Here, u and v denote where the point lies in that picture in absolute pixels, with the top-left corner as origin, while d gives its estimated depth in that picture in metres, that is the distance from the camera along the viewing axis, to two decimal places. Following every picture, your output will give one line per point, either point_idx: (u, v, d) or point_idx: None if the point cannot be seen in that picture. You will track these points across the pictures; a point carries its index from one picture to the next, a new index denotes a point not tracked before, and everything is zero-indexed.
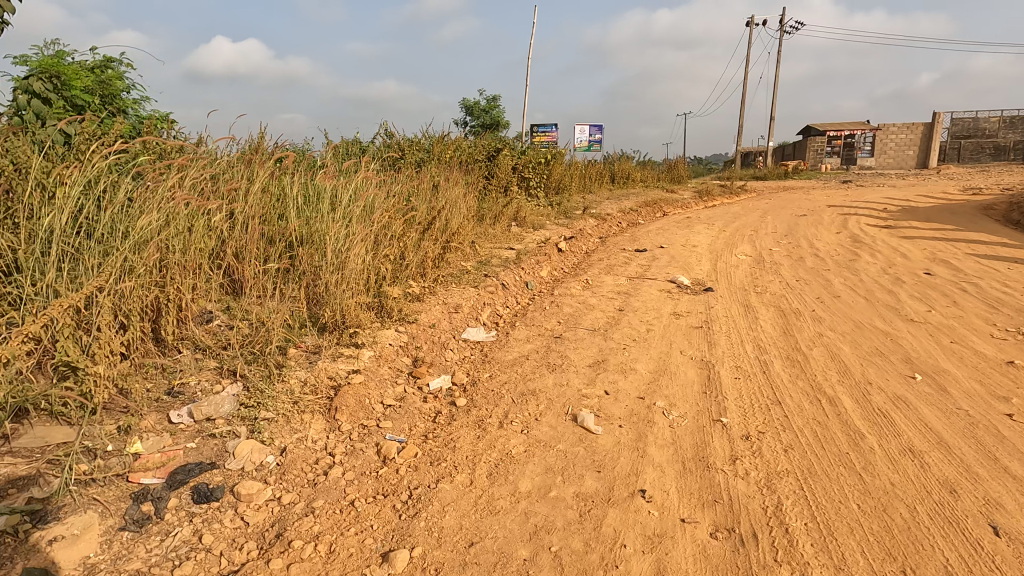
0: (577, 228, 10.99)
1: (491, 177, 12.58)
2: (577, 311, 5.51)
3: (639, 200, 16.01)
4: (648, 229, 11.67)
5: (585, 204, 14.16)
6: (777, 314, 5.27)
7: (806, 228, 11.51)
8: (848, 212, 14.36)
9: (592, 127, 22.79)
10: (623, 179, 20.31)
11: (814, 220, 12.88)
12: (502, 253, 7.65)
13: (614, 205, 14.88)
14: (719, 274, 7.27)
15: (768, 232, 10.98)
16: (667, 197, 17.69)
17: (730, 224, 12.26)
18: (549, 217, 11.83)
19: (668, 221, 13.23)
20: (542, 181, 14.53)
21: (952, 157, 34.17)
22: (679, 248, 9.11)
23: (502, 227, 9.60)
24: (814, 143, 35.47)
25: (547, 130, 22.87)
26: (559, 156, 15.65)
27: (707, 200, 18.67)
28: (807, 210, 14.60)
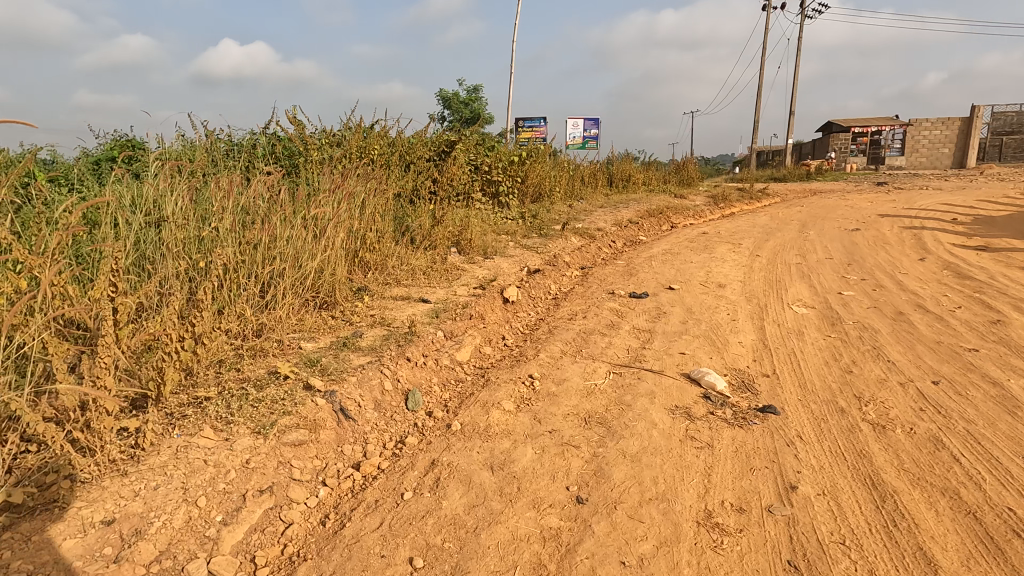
0: (550, 254, 7.84)
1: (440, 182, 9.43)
2: (476, 506, 2.35)
3: (640, 209, 12.83)
4: (649, 253, 8.49)
5: (571, 216, 11.00)
6: (971, 541, 2.09)
7: (871, 251, 8.30)
8: (911, 225, 11.17)
9: (587, 121, 19.57)
10: (623, 183, 17.15)
11: (875, 237, 9.65)
12: (399, 315, 4.50)
13: (609, 216, 11.71)
14: (774, 357, 4.08)
15: (820, 259, 7.79)
16: (675, 203, 14.50)
17: (762, 243, 9.07)
18: (516, 237, 8.68)
19: (679, 238, 10.06)
20: (516, 186, 11.37)
21: (992, 156, 30.75)
22: (695, 293, 5.95)
23: (431, 260, 6.45)
24: (837, 140, 32.30)
25: (534, 126, 19.69)
26: (540, 155, 12.50)
27: (724, 208, 15.49)
28: (858, 222, 11.38)
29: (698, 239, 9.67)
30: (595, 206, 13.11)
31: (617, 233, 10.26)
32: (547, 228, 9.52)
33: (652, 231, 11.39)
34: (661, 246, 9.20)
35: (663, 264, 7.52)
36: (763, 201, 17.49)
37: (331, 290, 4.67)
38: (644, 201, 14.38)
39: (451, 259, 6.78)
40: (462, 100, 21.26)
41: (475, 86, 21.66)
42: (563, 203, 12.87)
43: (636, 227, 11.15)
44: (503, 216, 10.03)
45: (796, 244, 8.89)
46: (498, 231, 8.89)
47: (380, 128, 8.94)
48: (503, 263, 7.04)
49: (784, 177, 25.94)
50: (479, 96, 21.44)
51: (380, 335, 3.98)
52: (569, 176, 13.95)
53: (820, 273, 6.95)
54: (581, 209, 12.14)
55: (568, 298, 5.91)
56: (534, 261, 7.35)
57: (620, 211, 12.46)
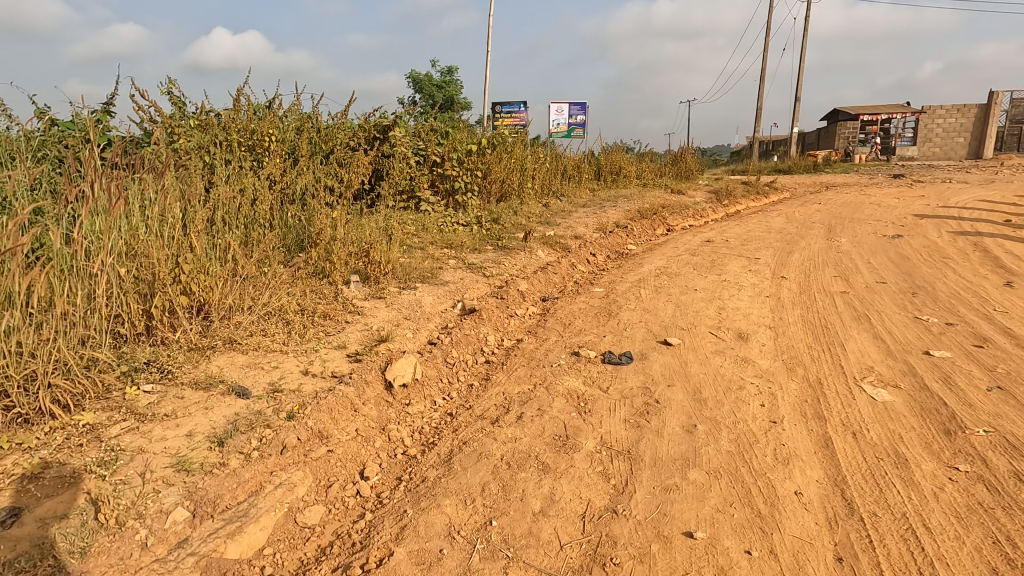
0: (502, 279, 5.74)
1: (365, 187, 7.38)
2: None
3: (631, 208, 10.75)
4: (638, 272, 6.40)
5: (544, 220, 8.86)
6: None
7: (933, 272, 6.23)
8: (960, 230, 9.12)
9: (573, 105, 17.36)
10: (612, 176, 15.04)
11: (927, 249, 7.57)
12: (151, 445, 2.37)
13: (591, 218, 9.62)
14: (876, 553, 2.01)
15: (871, 285, 5.72)
16: (671, 201, 12.43)
17: (785, 258, 7.00)
18: (462, 252, 6.56)
19: (677, 248, 7.98)
20: (476, 181, 9.18)
21: (1011, 146, 28.71)
22: (705, 355, 3.87)
23: (311, 300, 4.33)
24: (845, 129, 30.14)
25: (513, 111, 17.49)
26: (509, 144, 10.32)
27: (727, 206, 13.41)
28: (894, 225, 9.32)
29: (702, 251, 7.56)
30: (577, 205, 10.97)
31: (598, 241, 8.15)
32: (505, 237, 7.40)
33: (644, 237, 9.29)
34: (654, 260, 7.10)
35: (657, 293, 5.42)
36: (772, 197, 15.39)
37: (17, 393, 2.43)
38: (635, 198, 12.28)
39: (347, 294, 4.65)
40: (436, 82, 18.99)
41: (449, 67, 19.37)
42: (538, 201, 10.71)
43: (623, 232, 9.04)
44: (454, 222, 7.90)
45: (830, 261, 6.81)
46: (440, 244, 6.76)
47: (284, 107, 6.74)
48: (427, 297, 4.94)
49: (789, 169, 23.85)
50: (453, 78, 19.14)
51: (41, 530, 1.86)
52: (547, 169, 11.77)
53: (881, 310, 4.86)
54: (557, 210, 10.01)
55: (508, 363, 3.81)
56: (476, 293, 5.25)
57: (606, 211, 10.33)
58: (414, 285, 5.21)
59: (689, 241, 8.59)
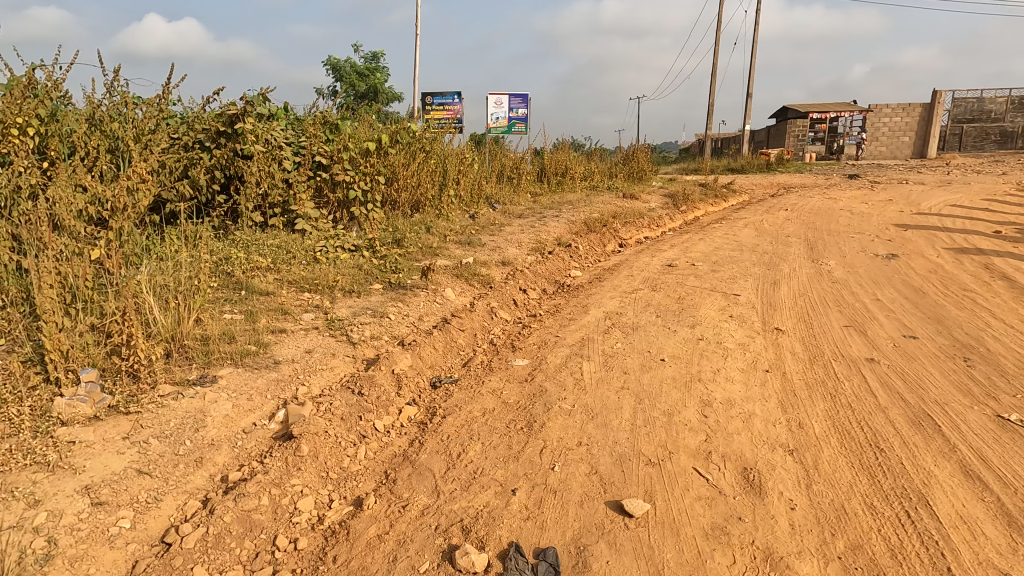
0: (376, 350, 3.81)
1: (190, 217, 5.50)
2: None
3: (576, 219, 9.01)
4: (580, 322, 4.59)
5: (464, 239, 6.94)
6: None
7: (966, 316, 4.71)
8: (955, 245, 7.82)
9: (513, 98, 15.51)
10: (557, 178, 13.31)
11: (936, 275, 6.10)
12: None
13: (527, 234, 7.80)
14: None
15: (901, 344, 4.10)
16: (623, 208, 10.79)
17: (771, 294, 5.37)
18: (331, 298, 4.59)
19: (632, 277, 6.24)
20: (377, 188, 7.15)
21: (954, 145, 28.83)
22: (692, 548, 2.07)
23: None
24: (795, 127, 29.58)
25: (446, 103, 15.47)
26: (426, 140, 8.32)
27: (685, 213, 11.90)
28: (880, 241, 7.94)
29: (664, 283, 5.84)
30: (513, 215, 9.10)
31: (533, 269, 6.33)
32: (399, 268, 5.45)
33: (591, 258, 7.52)
34: (602, 299, 5.32)
35: (605, 369, 3.61)
36: (731, 201, 14.03)
37: None
38: (582, 206, 10.54)
39: (61, 410, 2.59)
40: (358, 70, 16.75)
41: (375, 53, 17.15)
42: (463, 211, 8.77)
43: (566, 253, 7.25)
44: (337, 246, 5.89)
45: (828, 300, 5.22)
46: (301, 285, 4.77)
47: (58, 86, 4.55)
48: (226, 403, 2.94)
49: (743, 168, 22.83)
50: (378, 65, 16.93)
51: None
52: (477, 170, 9.83)
53: (942, 399, 3.21)
54: (484, 223, 8.10)
55: None
56: (322, 385, 3.30)
57: (546, 224, 8.51)
58: (214, 372, 3.19)
59: (647, 264, 6.90)
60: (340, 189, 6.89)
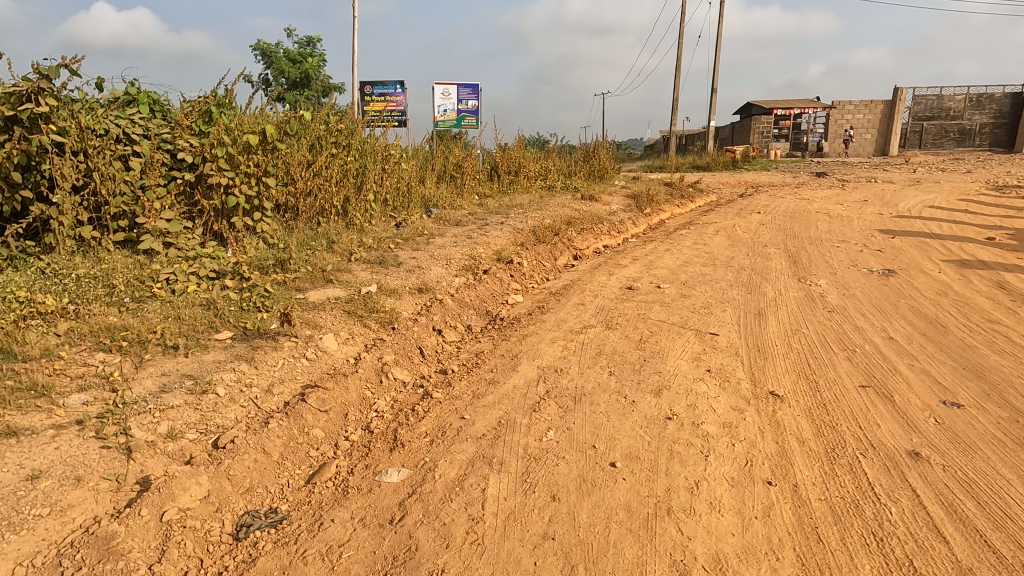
0: (167, 465, 2.42)
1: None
2: None
3: (524, 228, 7.73)
4: (503, 387, 3.29)
5: (374, 257, 5.53)
6: None
7: (1011, 366, 3.60)
8: (953, 256, 6.83)
9: (462, 88, 14.10)
10: (509, 178, 12.00)
11: (949, 301, 5.03)
12: None
13: (461, 247, 6.45)
14: None
15: (945, 417, 2.94)
16: (580, 212, 9.56)
17: (756, 334, 4.18)
18: (139, 362, 3.13)
19: (583, 305, 4.97)
20: (265, 192, 5.66)
21: (914, 142, 28.78)
22: None
23: None
24: (759, 123, 29.00)
25: (387, 93, 13.96)
26: (337, 132, 6.85)
27: (649, 217, 10.76)
28: (869, 254, 6.90)
29: (622, 316, 4.59)
30: (448, 223, 7.73)
31: (459, 298, 5.00)
32: (261, 305, 4.00)
33: (537, 277, 6.24)
34: (540, 343, 4.02)
35: (523, 491, 2.31)
36: (698, 202, 12.98)
37: None
38: (533, 210, 9.24)
39: None
40: (289, 56, 15.08)
41: (309, 38, 15.52)
42: (387, 219, 7.35)
43: (504, 273, 5.96)
44: (191, 272, 4.39)
45: (829, 342, 4.06)
46: (101, 338, 3.27)
47: None
48: None
49: (708, 166, 21.96)
50: (313, 52, 15.30)
51: None
52: (407, 169, 8.39)
53: None
54: (408, 233, 6.68)
55: None
56: (19, 560, 1.88)
57: (486, 234, 7.17)
58: None
59: (603, 286, 5.64)
60: (214, 194, 5.37)
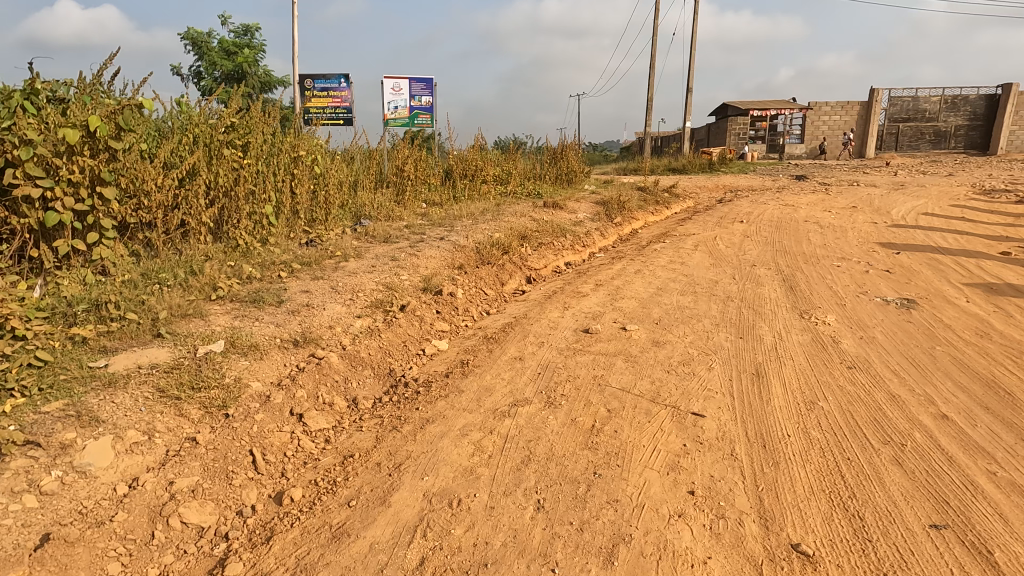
0: None
1: None
2: None
3: (467, 244, 6.42)
4: (354, 551, 1.98)
5: (248, 295, 4.16)
6: None
7: None
8: (975, 279, 5.72)
9: (415, 83, 12.71)
10: (463, 182, 10.68)
11: (998, 347, 3.88)
12: None
13: (379, 274, 5.11)
14: None
15: None
16: (540, 223, 8.29)
17: (758, 412, 2.94)
18: None
19: (521, 360, 3.68)
20: (105, 206, 4.20)
21: (890, 144, 28.29)
22: None
23: None
24: (735, 125, 28.19)
25: (329, 88, 12.37)
26: (224, 128, 5.45)
27: (619, 227, 9.55)
28: (877, 276, 5.76)
29: (570, 382, 3.31)
30: (374, 239, 6.37)
31: (353, 351, 3.66)
32: (12, 388, 2.57)
33: (472, 313, 4.93)
34: (443, 436, 2.71)
35: None
36: (674, 209, 11.82)
37: None
38: (484, 222, 7.92)
39: None
40: (222, 47, 13.52)
41: (246, 27, 13.99)
42: (291, 236, 5.96)
43: (428, 310, 4.64)
44: None
45: (860, 425, 2.83)
46: None
47: None
48: None
49: (684, 169, 20.94)
50: (250, 43, 13.78)
51: None
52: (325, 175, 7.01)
53: None
54: (311, 255, 5.30)
55: None
56: None
57: (417, 254, 5.83)
58: None
59: (553, 325, 4.36)
60: (26, 208, 3.88)
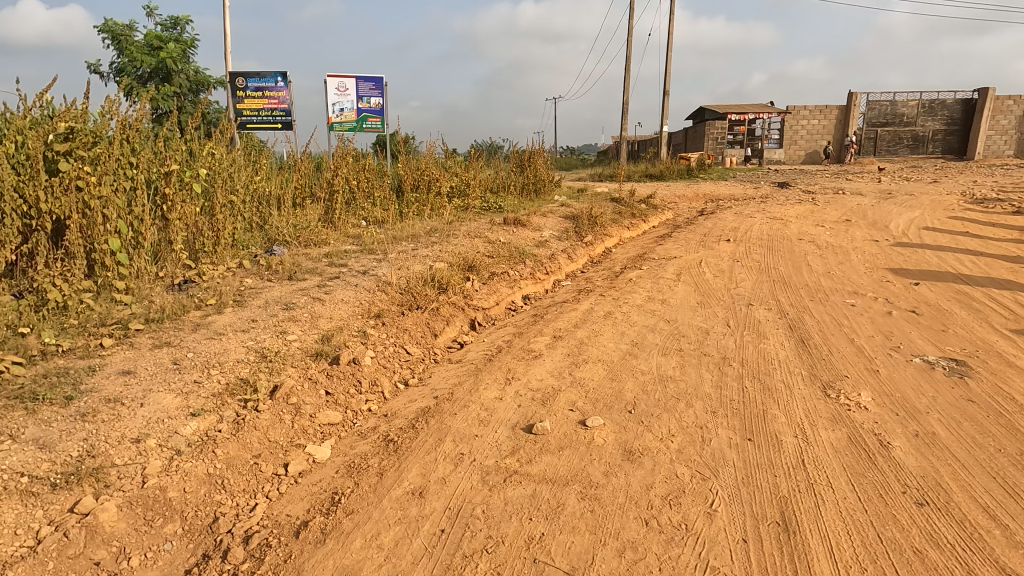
0: None
1: None
2: None
3: (396, 281, 5.10)
4: None
5: (22, 386, 2.78)
6: None
7: None
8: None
9: (362, 83, 11.33)
10: (414, 195, 9.36)
11: None
12: None
13: (257, 334, 3.77)
14: None
15: None
16: (496, 246, 7.02)
17: None
18: None
19: (422, 496, 2.38)
20: None
21: (869, 149, 27.74)
22: None
23: None
24: (713, 129, 27.35)
25: (263, 86, 10.94)
26: (53, 135, 4.07)
27: (590, 247, 8.33)
28: (904, 322, 4.60)
29: (487, 556, 2.04)
30: (276, 276, 5.02)
31: (155, 490, 2.33)
32: None
33: (382, 388, 3.62)
34: None
35: None
36: (652, 223, 10.66)
37: None
38: (427, 247, 6.62)
39: None
40: (144, 41, 12.00)
41: (175, 19, 12.50)
42: (158, 275, 4.59)
43: (314, 391, 3.32)
44: None
45: None
46: None
47: None
48: None
49: (661, 175, 19.87)
50: (177, 37, 12.28)
51: None
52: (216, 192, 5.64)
53: None
54: (165, 305, 3.93)
55: None
56: None
57: (323, 299, 4.50)
58: None
59: (485, 416, 3.08)
60: None
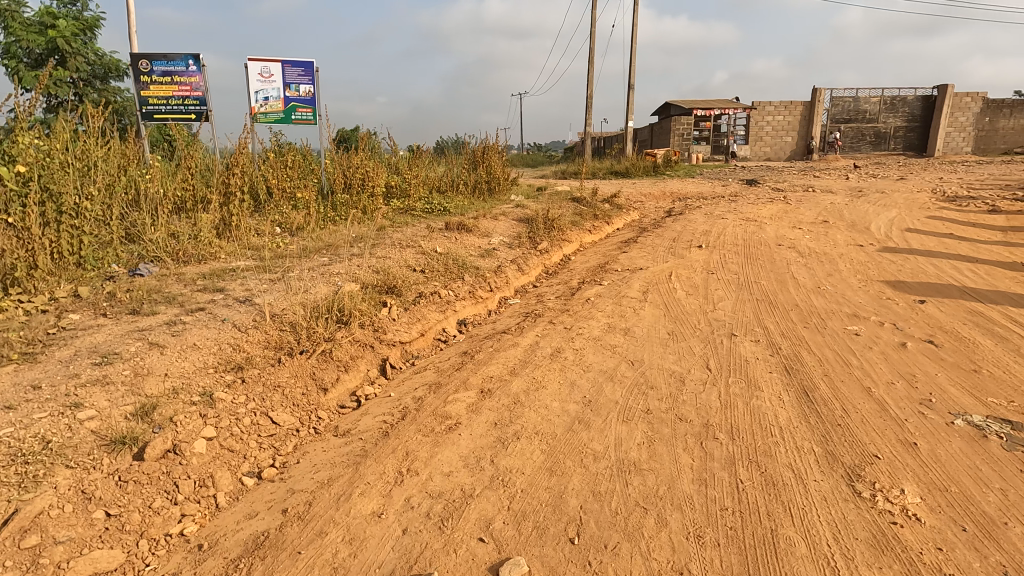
0: None
1: None
2: None
3: (282, 312, 3.91)
4: None
5: None
6: None
7: None
8: None
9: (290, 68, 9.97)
10: (344, 196, 8.12)
11: None
12: None
13: (30, 411, 2.55)
14: None
15: None
16: (429, 258, 5.87)
17: None
18: None
19: None
20: None
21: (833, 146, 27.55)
22: None
23: None
24: (678, 125, 26.71)
25: (169, 70, 9.42)
26: None
27: (545, 255, 7.26)
28: (923, 358, 3.65)
29: None
30: (116, 309, 3.77)
31: None
32: None
33: (215, 490, 2.47)
34: None
35: None
36: (616, 225, 9.67)
37: None
38: (343, 261, 5.43)
39: None
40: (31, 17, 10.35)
41: None
42: None
43: (87, 516, 2.14)
44: None
45: None
46: None
47: None
48: None
49: (627, 172, 19.02)
50: (72, 14, 10.66)
51: None
52: (36, 196, 4.27)
53: None
54: None
55: None
56: None
57: (164, 346, 3.28)
58: None
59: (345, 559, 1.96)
60: None
